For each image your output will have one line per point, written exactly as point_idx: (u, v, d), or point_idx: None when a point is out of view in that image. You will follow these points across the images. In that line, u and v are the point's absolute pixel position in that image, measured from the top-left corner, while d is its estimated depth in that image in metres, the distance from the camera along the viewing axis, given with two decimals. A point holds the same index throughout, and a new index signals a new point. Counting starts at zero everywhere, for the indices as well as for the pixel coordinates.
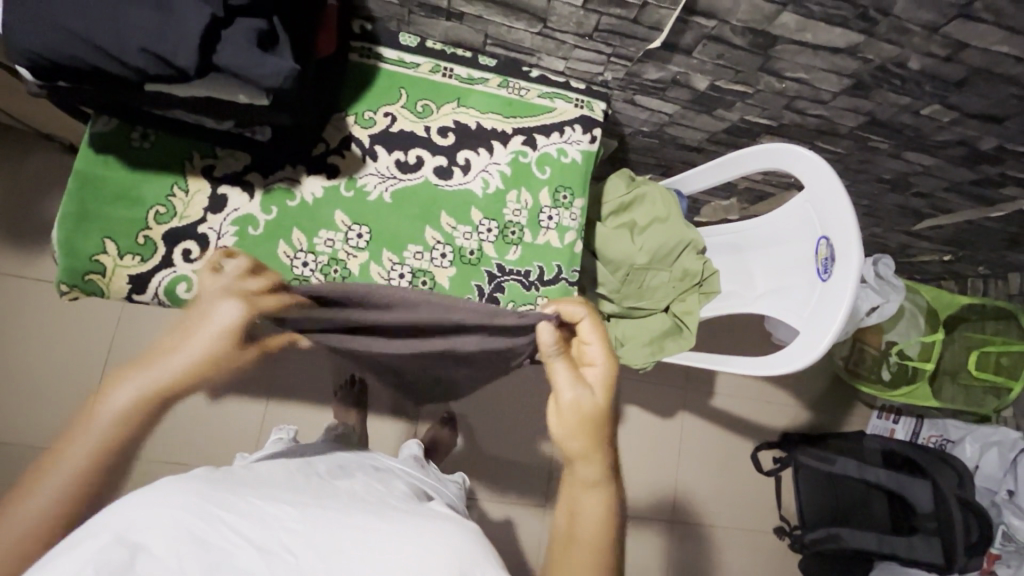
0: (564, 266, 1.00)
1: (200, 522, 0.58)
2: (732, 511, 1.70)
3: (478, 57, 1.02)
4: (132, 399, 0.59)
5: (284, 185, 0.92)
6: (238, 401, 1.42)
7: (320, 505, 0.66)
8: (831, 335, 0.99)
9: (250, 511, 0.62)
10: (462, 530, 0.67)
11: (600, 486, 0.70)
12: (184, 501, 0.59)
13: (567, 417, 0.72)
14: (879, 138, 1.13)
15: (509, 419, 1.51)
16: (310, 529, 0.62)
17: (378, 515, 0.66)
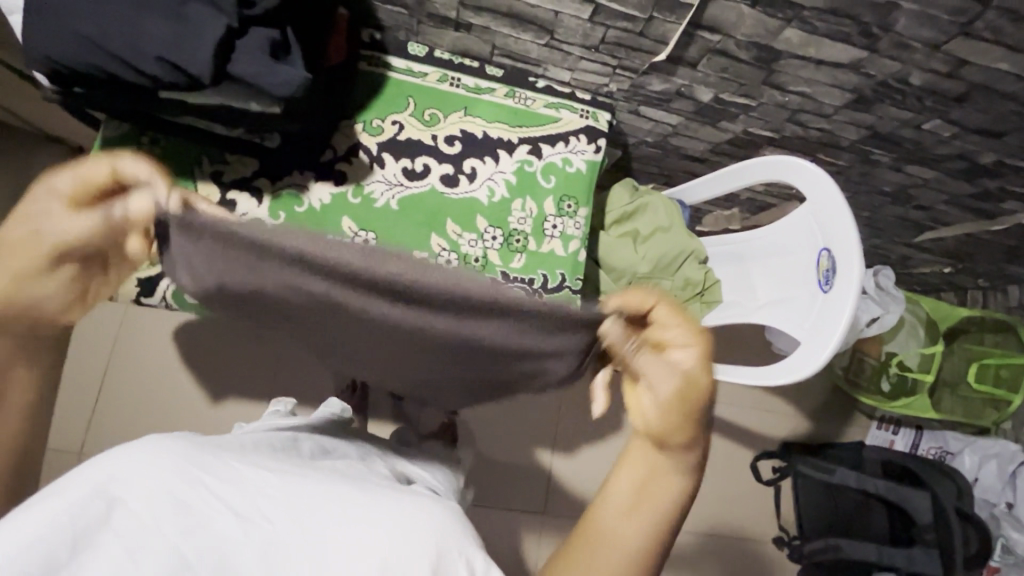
0: (567, 274, 1.02)
1: (183, 483, 0.52)
2: (731, 519, 1.70)
3: (485, 67, 1.04)
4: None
5: (293, 190, 0.93)
6: (239, 404, 1.43)
7: (311, 473, 0.60)
8: (832, 346, 1.00)
9: (238, 473, 0.55)
10: (440, 508, 0.59)
11: (659, 484, 0.56)
12: (173, 464, 0.53)
13: (653, 408, 0.55)
14: (880, 152, 1.14)
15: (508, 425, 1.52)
16: (288, 493, 0.55)
17: (360, 486, 0.59)
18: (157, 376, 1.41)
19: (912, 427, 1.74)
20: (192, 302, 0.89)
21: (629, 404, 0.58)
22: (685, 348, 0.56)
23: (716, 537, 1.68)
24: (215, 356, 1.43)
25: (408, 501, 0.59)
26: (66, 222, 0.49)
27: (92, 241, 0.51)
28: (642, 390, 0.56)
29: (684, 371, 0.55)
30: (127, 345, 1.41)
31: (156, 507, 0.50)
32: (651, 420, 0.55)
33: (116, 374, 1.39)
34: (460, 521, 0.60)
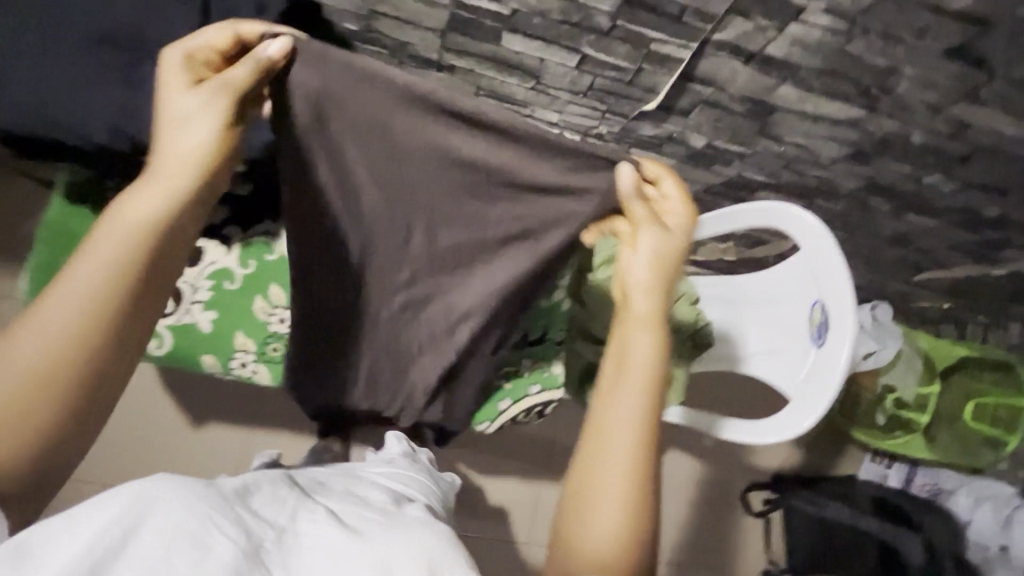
0: (551, 327, 0.95)
1: (191, 517, 0.42)
2: (718, 555, 1.67)
3: None
4: (158, 204, 0.49)
5: (263, 238, 0.89)
6: (216, 434, 1.39)
7: (311, 516, 0.50)
8: (824, 407, 0.96)
9: (248, 526, 0.44)
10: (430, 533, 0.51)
11: (661, 328, 0.63)
12: (181, 505, 0.42)
13: (644, 266, 0.64)
14: (880, 200, 1.10)
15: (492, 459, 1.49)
16: (283, 554, 0.45)
17: (352, 530, 0.49)
18: (135, 406, 1.37)
19: (907, 461, 1.67)
20: (157, 354, 0.86)
21: (620, 276, 0.67)
22: (669, 211, 0.67)
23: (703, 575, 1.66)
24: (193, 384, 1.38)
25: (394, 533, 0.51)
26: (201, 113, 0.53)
27: (249, 88, 0.55)
28: (627, 252, 0.66)
29: (670, 228, 0.66)
30: None
31: (168, 543, 0.39)
32: (646, 273, 0.64)
33: None
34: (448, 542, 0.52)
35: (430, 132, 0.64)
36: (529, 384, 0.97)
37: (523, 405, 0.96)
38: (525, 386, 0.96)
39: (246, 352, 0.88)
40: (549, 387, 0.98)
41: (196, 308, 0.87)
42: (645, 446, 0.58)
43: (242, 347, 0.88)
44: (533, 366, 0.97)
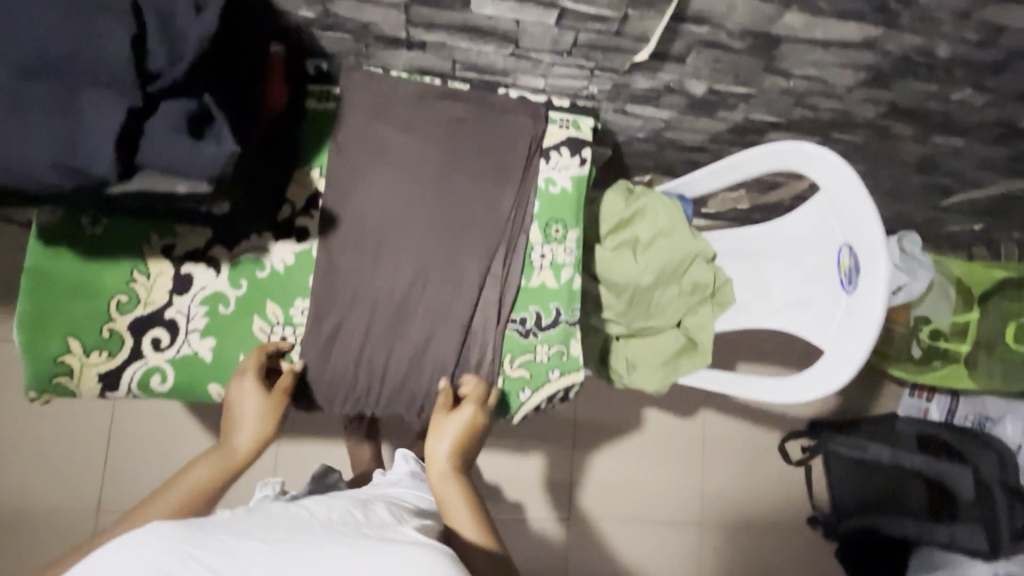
0: (563, 307, 0.92)
1: (173, 557, 0.55)
2: (739, 502, 1.86)
3: (448, 83, 0.94)
4: (211, 469, 0.76)
5: (252, 254, 0.85)
6: (295, 442, 1.61)
7: (305, 531, 0.61)
8: (865, 351, 0.91)
9: (234, 549, 0.56)
10: (421, 551, 0.58)
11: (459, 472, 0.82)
12: (164, 548, 0.55)
13: (447, 447, 0.83)
14: (902, 125, 1.02)
15: (537, 432, 1.74)
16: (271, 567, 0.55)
17: (338, 544, 0.59)
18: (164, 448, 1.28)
19: (947, 394, 1.80)
20: (161, 390, 0.82)
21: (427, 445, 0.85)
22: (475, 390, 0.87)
23: (720, 522, 1.85)
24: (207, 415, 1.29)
25: (390, 545, 0.59)
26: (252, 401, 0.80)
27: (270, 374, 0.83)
28: (435, 439, 0.84)
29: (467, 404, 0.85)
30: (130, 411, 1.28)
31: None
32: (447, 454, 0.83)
33: (128, 424, 1.27)
34: (436, 553, 0.59)
35: (420, 110, 0.90)
36: (548, 370, 0.92)
37: (545, 394, 0.93)
38: (543, 373, 0.92)
39: None
40: (570, 372, 0.93)
41: (193, 337, 0.82)
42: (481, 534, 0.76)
43: None
44: (550, 351, 0.92)
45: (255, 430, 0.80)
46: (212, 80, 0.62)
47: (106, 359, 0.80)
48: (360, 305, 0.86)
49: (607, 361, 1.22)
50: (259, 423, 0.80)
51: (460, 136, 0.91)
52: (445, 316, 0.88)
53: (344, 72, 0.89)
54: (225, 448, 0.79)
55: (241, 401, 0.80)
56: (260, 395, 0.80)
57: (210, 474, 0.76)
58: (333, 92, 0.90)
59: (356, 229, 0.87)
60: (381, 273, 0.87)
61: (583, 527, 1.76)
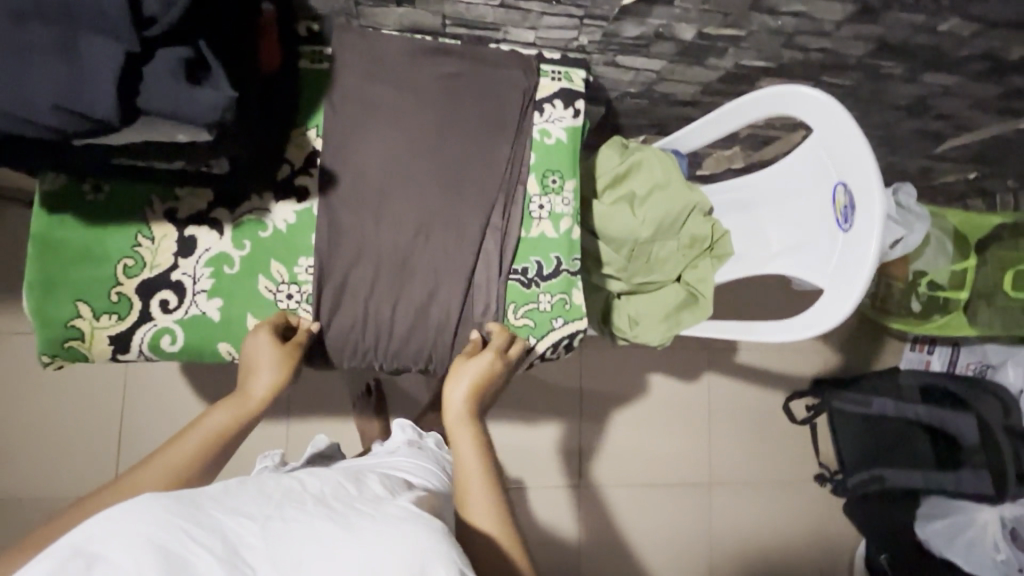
0: (564, 257, 0.94)
1: (162, 533, 0.47)
2: (747, 463, 1.88)
3: (440, 40, 0.95)
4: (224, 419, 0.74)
5: (254, 216, 0.86)
6: (304, 420, 1.63)
7: (299, 505, 0.53)
8: (863, 285, 0.92)
9: (224, 532, 0.48)
10: (425, 534, 0.52)
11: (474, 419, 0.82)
12: (148, 526, 0.47)
13: (464, 390, 0.83)
14: (891, 64, 1.03)
15: (543, 402, 1.76)
16: (270, 549, 0.49)
17: (338, 524, 0.51)
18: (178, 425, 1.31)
19: (948, 345, 1.83)
20: (172, 351, 0.83)
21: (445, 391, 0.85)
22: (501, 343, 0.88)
23: (730, 484, 1.87)
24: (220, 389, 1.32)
25: (393, 524, 0.53)
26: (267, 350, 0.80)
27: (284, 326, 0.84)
28: (452, 382, 0.85)
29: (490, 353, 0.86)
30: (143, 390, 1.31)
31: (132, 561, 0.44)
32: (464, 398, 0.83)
33: (142, 403, 1.30)
34: (439, 532, 0.54)
35: (413, 66, 0.91)
36: (551, 318, 0.94)
37: (549, 342, 0.94)
38: (547, 321, 0.93)
39: None
40: (573, 319, 0.94)
41: (201, 298, 0.84)
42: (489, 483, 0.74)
43: None
44: (553, 299, 0.93)
45: (270, 380, 0.79)
46: (208, 32, 0.64)
47: (116, 322, 0.81)
48: (363, 260, 0.87)
49: (610, 317, 1.24)
50: (274, 375, 0.79)
51: (454, 90, 0.92)
52: (448, 268, 0.89)
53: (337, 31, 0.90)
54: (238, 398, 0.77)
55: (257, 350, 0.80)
56: (277, 348, 0.80)
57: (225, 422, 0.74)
58: (327, 52, 0.91)
59: (356, 186, 0.88)
60: (383, 228, 0.88)
61: (595, 494, 1.77)
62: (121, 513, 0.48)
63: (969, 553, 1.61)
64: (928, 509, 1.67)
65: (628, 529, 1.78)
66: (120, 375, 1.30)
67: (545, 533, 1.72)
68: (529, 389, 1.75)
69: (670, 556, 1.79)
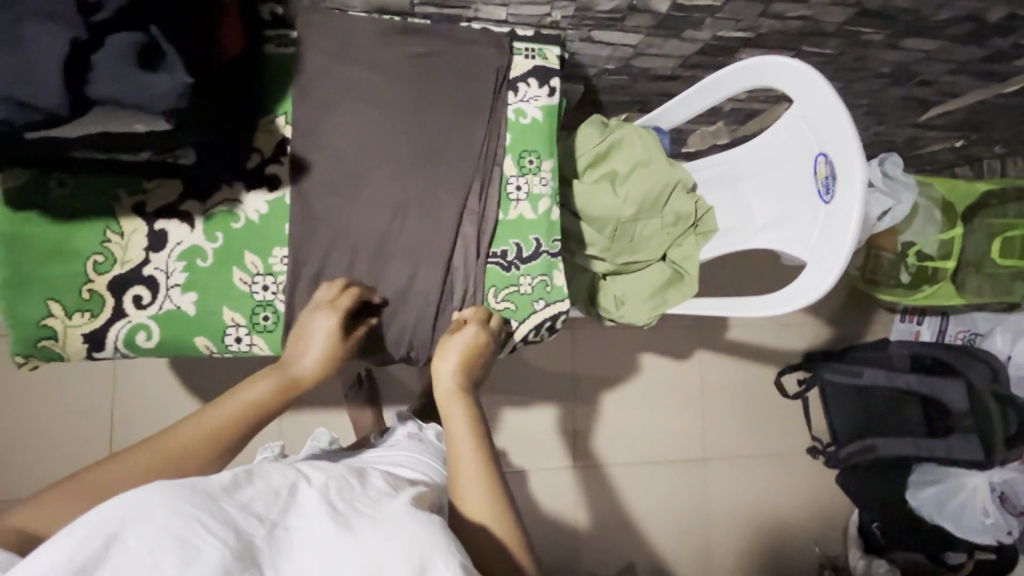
0: (543, 238, 0.93)
1: (178, 520, 0.47)
2: (740, 438, 1.89)
3: (408, 20, 0.93)
4: (265, 391, 0.75)
5: (224, 207, 0.84)
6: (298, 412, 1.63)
7: (304, 509, 0.55)
8: (844, 257, 0.91)
9: (237, 526, 0.50)
10: (428, 530, 0.55)
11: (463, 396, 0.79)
12: (164, 513, 0.47)
13: (451, 365, 0.82)
14: (872, 30, 1.01)
15: (536, 385, 1.76)
16: (277, 550, 0.50)
17: (344, 523, 0.54)
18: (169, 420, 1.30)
19: (937, 314, 1.83)
20: (147, 347, 0.82)
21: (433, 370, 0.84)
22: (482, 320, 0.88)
23: (724, 459, 1.88)
24: (210, 383, 1.32)
25: (397, 523, 0.55)
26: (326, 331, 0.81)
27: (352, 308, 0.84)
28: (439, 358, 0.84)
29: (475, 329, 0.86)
30: (130, 387, 1.30)
31: (151, 546, 0.44)
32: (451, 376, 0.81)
33: (130, 399, 1.30)
34: (438, 529, 0.57)
35: (383, 47, 0.88)
36: (532, 301, 0.93)
37: (531, 325, 0.94)
38: (528, 304, 0.93)
39: (237, 326, 0.84)
40: (554, 301, 0.93)
41: (175, 293, 0.82)
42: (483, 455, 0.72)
43: (231, 321, 0.84)
44: (534, 282, 0.93)
45: (319, 361, 0.80)
46: (165, 14, 0.62)
47: (88, 320, 0.80)
48: (339, 248, 0.86)
49: (596, 298, 1.23)
50: (324, 360, 0.81)
51: (426, 71, 0.89)
52: (425, 253, 0.88)
53: (302, 14, 0.87)
54: (286, 373, 0.78)
55: (314, 330, 0.81)
56: (332, 336, 0.81)
57: (268, 396, 0.75)
58: (293, 36, 0.88)
59: (328, 172, 0.86)
60: (358, 215, 0.86)
61: (590, 474, 1.78)
62: (140, 495, 0.48)
63: (959, 514, 1.62)
64: (920, 476, 1.67)
65: (624, 508, 1.79)
66: (105, 374, 1.30)
67: (543, 514, 1.73)
68: (521, 374, 1.75)
69: (666, 533, 1.81)
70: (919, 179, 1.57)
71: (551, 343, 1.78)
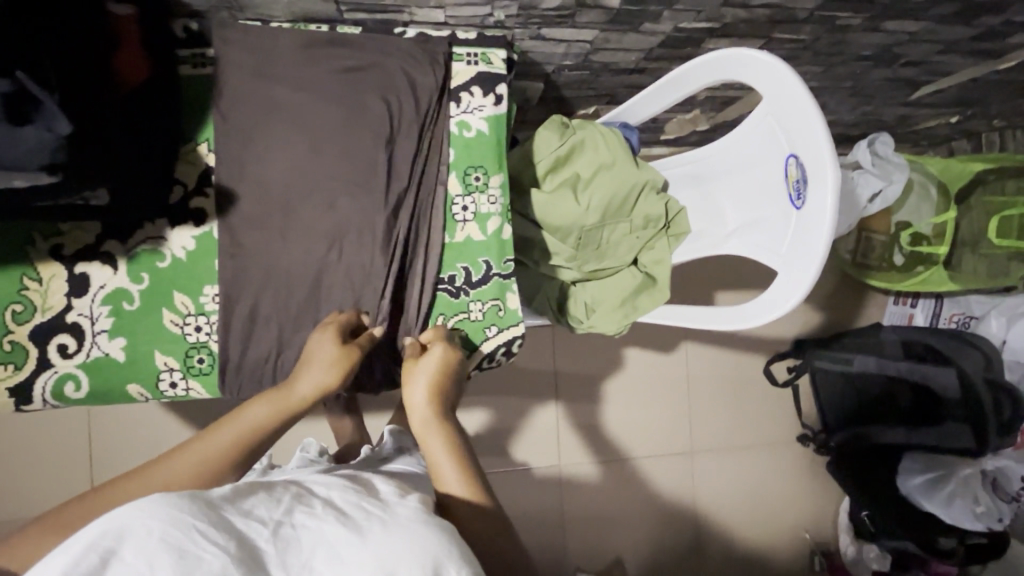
0: (493, 260, 0.88)
1: (174, 532, 0.46)
2: (729, 429, 1.87)
3: (337, 29, 0.86)
4: (265, 414, 0.70)
5: (149, 245, 0.79)
6: None
7: (308, 509, 0.53)
8: (815, 271, 0.85)
9: (239, 533, 0.48)
10: (435, 532, 0.53)
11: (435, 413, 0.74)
12: (160, 525, 0.46)
13: (422, 389, 0.76)
14: (848, 14, 0.93)
15: (518, 386, 1.72)
16: (281, 553, 0.49)
17: (349, 525, 0.52)
18: (135, 446, 1.27)
19: (931, 298, 1.77)
20: (79, 397, 0.79)
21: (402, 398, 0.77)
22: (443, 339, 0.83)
23: (712, 451, 1.85)
24: (175, 405, 1.29)
25: (402, 526, 0.53)
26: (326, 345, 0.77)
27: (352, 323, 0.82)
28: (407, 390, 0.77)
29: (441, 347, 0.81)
30: (92, 415, 1.27)
31: (149, 560, 0.43)
32: (423, 399, 0.75)
33: (93, 427, 1.27)
34: (445, 533, 0.54)
35: (309, 61, 0.82)
36: (484, 327, 0.89)
37: (484, 351, 0.90)
38: (480, 331, 0.89)
39: (171, 371, 0.81)
40: (508, 326, 0.90)
41: (102, 339, 0.78)
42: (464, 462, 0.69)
43: (165, 366, 0.80)
44: (485, 307, 0.89)
45: (323, 379, 0.75)
46: (33, 33, 0.56)
47: (13, 373, 0.77)
48: (273, 284, 0.81)
49: (565, 309, 1.16)
50: (327, 375, 0.76)
51: (357, 86, 0.83)
52: (366, 284, 0.84)
53: (218, 31, 0.81)
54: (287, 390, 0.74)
55: (316, 345, 0.78)
56: (335, 349, 0.77)
57: (269, 416, 0.70)
58: (210, 54, 0.81)
59: (257, 203, 0.81)
60: (291, 247, 0.82)
61: (576, 473, 1.75)
62: (137, 506, 0.47)
63: (950, 505, 1.58)
64: (916, 463, 1.64)
65: (612, 505, 1.77)
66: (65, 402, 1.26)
67: (529, 515, 1.71)
68: (500, 376, 1.71)
69: (653, 526, 1.79)
70: (910, 158, 1.48)
71: (531, 342, 1.73)
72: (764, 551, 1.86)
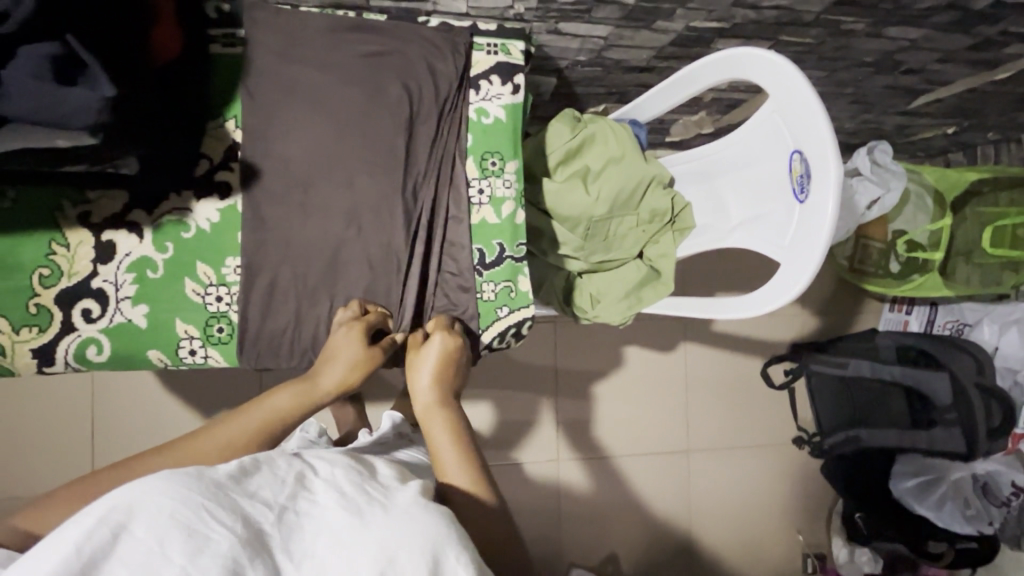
0: (507, 243, 0.91)
1: (183, 509, 0.45)
2: (725, 430, 1.89)
3: (364, 16, 0.89)
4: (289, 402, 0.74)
5: (174, 216, 0.82)
6: None
7: (312, 493, 0.52)
8: (812, 267, 0.89)
9: (246, 514, 0.47)
10: (436, 522, 0.52)
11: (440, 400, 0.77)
12: (172, 502, 0.45)
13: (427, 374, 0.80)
14: (852, 19, 0.98)
15: (520, 381, 1.74)
16: (286, 537, 0.48)
17: (352, 512, 0.50)
18: (140, 424, 1.29)
19: (925, 305, 1.81)
20: (99, 361, 0.81)
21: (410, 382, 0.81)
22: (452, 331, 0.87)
23: (707, 451, 1.87)
24: (182, 384, 1.30)
25: (405, 516, 0.51)
26: (352, 343, 0.81)
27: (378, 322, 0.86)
28: (415, 373, 0.81)
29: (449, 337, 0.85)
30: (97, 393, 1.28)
31: (159, 537, 0.43)
32: (429, 384, 0.79)
33: (99, 404, 1.28)
34: (448, 522, 0.53)
35: (337, 45, 0.85)
36: (496, 308, 0.92)
37: (496, 330, 0.92)
38: (492, 311, 0.91)
39: (191, 339, 0.83)
40: (519, 307, 0.92)
41: (125, 305, 0.81)
42: (461, 444, 0.70)
43: (185, 334, 0.82)
44: (497, 288, 0.91)
45: (346, 375, 0.80)
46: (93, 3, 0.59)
47: (37, 335, 0.79)
48: (291, 260, 0.84)
49: (572, 299, 1.19)
50: (351, 372, 0.80)
51: (381, 70, 0.86)
52: (382, 262, 0.86)
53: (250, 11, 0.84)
54: (310, 384, 0.78)
55: (342, 340, 0.81)
56: (360, 349, 0.81)
57: (292, 403, 0.74)
58: (241, 34, 0.84)
59: (280, 181, 0.83)
60: (311, 224, 0.84)
61: (573, 470, 1.77)
62: (148, 484, 0.46)
63: (941, 508, 1.60)
64: (905, 467, 1.65)
65: (608, 504, 1.78)
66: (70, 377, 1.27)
67: (526, 509, 1.73)
68: (501, 369, 1.73)
69: (647, 524, 1.81)
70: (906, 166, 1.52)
71: (533, 337, 1.76)
72: (755, 554, 1.88)
